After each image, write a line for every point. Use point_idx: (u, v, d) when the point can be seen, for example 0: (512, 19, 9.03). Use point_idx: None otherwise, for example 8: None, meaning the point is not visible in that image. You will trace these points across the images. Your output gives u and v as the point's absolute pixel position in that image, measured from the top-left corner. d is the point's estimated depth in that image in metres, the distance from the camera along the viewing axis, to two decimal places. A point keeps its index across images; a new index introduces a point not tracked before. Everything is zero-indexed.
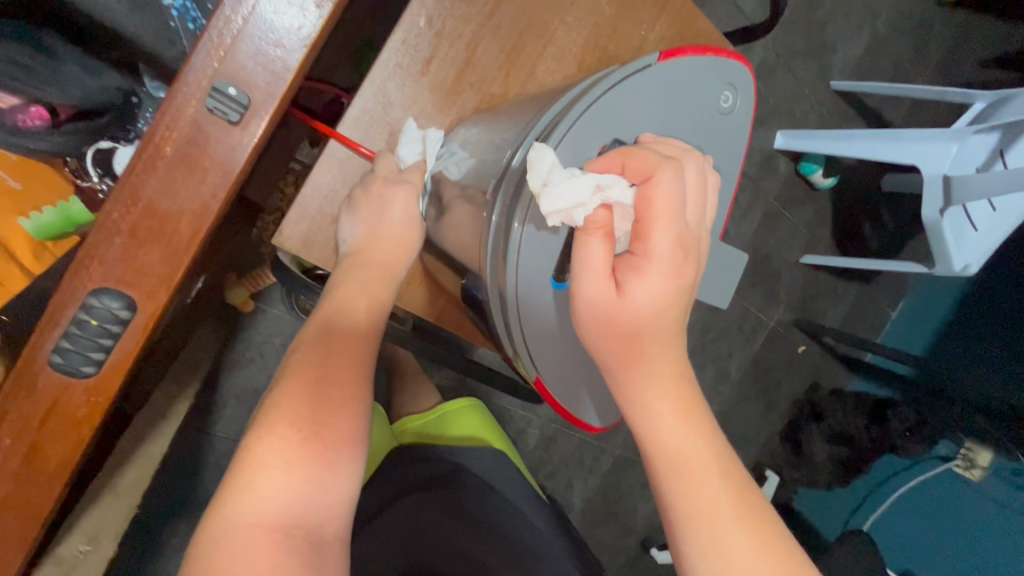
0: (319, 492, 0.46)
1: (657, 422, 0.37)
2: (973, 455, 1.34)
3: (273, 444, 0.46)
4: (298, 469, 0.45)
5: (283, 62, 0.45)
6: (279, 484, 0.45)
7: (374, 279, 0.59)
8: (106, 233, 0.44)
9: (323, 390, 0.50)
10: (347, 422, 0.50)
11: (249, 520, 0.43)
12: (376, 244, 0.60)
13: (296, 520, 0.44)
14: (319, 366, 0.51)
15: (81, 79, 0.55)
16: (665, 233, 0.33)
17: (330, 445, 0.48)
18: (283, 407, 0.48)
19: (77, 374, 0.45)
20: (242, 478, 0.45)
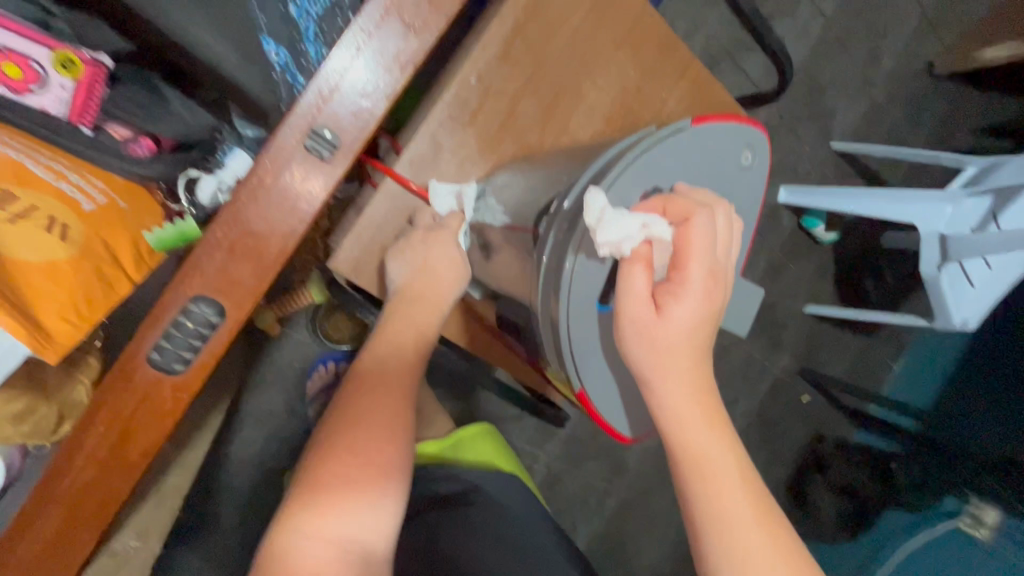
0: (370, 513, 0.50)
1: (688, 433, 0.43)
2: (980, 513, 1.19)
3: (330, 469, 0.51)
4: (351, 492, 0.50)
5: (370, 111, 0.53)
6: (336, 507, 0.49)
7: (420, 313, 0.65)
8: (209, 248, 0.51)
9: (370, 420, 0.54)
10: (388, 448, 0.54)
11: (310, 540, 0.48)
12: (426, 280, 0.67)
13: (349, 539, 0.49)
14: (367, 399, 0.56)
15: (184, 116, 0.63)
16: (700, 266, 0.39)
17: (377, 471, 0.52)
18: (336, 436, 0.53)
19: (169, 371, 0.51)
20: (302, 502, 0.49)
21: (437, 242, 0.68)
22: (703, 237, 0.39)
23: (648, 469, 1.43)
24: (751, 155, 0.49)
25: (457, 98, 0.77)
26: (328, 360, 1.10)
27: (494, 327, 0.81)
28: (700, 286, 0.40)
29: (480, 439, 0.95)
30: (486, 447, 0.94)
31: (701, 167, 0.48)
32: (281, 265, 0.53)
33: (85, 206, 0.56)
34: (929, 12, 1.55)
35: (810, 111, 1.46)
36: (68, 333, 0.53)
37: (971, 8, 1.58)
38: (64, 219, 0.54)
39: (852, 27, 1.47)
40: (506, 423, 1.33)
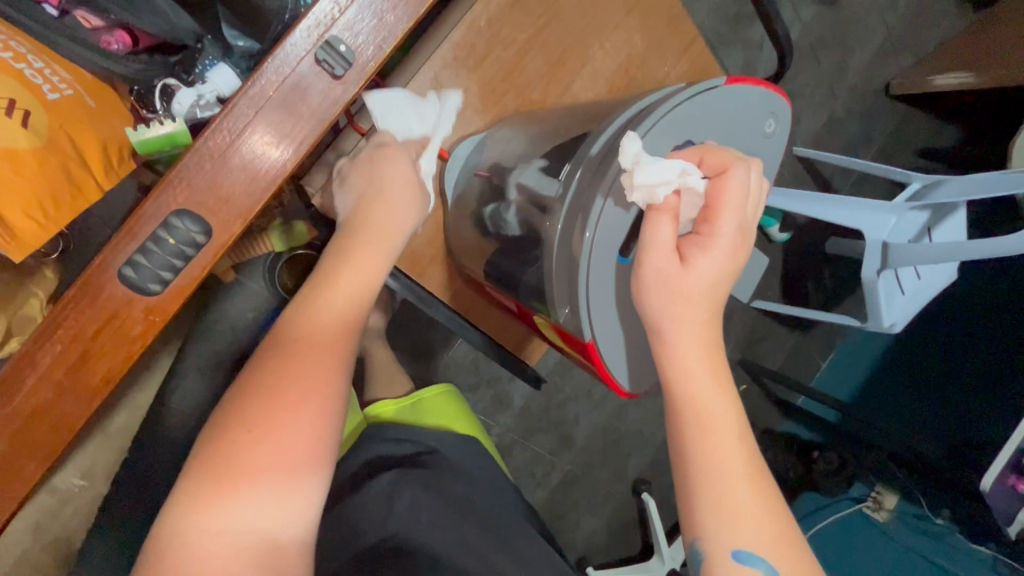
0: (282, 495, 0.42)
1: (693, 385, 0.43)
2: (882, 498, 1.42)
3: (229, 443, 0.43)
4: (255, 473, 0.42)
5: (391, 27, 0.49)
6: (233, 491, 0.41)
7: (364, 241, 0.56)
8: (199, 158, 0.46)
9: (282, 378, 0.46)
10: (311, 411, 0.45)
11: (198, 533, 0.40)
12: (373, 210, 0.59)
13: (250, 527, 0.41)
14: (282, 355, 0.47)
15: (165, 14, 0.56)
16: (730, 220, 0.40)
17: (289, 442, 0.43)
18: (242, 403, 0.44)
19: (142, 290, 0.46)
20: (193, 482, 0.42)
21: (387, 159, 0.62)
22: (737, 191, 0.39)
23: (594, 444, 1.46)
24: (774, 124, 0.50)
25: (464, 40, 0.73)
26: (282, 313, 1.03)
27: (477, 281, 0.78)
28: (728, 240, 0.40)
29: (440, 399, 0.90)
30: (445, 410, 0.89)
31: (725, 128, 0.48)
32: (278, 185, 0.49)
33: (49, 94, 0.51)
34: (894, 32, 1.61)
35: None
36: (35, 232, 0.51)
37: (932, 33, 1.65)
38: (26, 105, 0.49)
39: (825, 37, 1.52)
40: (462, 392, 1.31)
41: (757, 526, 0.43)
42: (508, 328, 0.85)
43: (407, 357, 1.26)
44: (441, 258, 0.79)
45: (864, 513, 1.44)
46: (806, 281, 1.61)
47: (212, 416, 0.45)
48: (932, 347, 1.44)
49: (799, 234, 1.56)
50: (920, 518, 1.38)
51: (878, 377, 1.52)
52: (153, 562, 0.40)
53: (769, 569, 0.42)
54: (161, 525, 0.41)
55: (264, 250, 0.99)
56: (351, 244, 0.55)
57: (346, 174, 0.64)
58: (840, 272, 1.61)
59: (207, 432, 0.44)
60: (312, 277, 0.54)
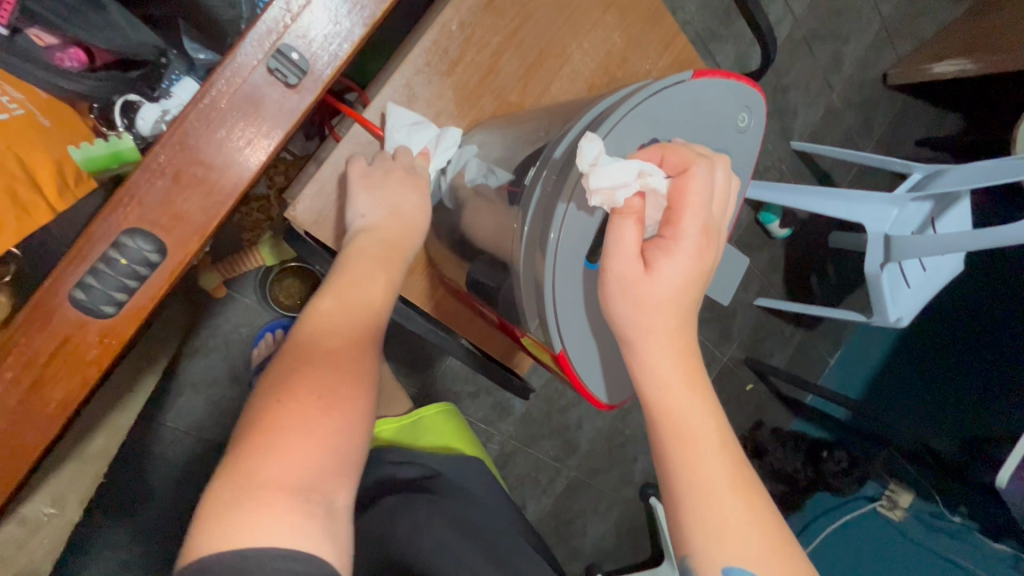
0: (337, 462, 0.42)
1: (668, 397, 0.41)
2: (896, 496, 1.39)
3: (291, 409, 0.42)
4: (316, 440, 0.41)
5: (344, 35, 0.47)
6: (299, 450, 0.40)
7: (390, 253, 0.58)
8: (150, 175, 0.45)
9: (332, 364, 0.46)
10: (359, 394, 0.46)
11: (264, 487, 0.38)
12: (396, 219, 0.60)
13: (311, 487, 0.39)
14: (328, 343, 0.49)
15: (124, 30, 0.55)
16: (694, 221, 0.38)
17: (347, 414, 0.44)
18: (301, 377, 0.45)
19: (95, 313, 0.45)
20: (248, 448, 0.40)
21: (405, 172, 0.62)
22: (700, 190, 0.37)
23: (598, 450, 1.44)
24: (747, 117, 0.48)
25: (436, 44, 0.72)
26: (275, 328, 1.01)
27: (458, 289, 0.76)
28: (692, 242, 0.38)
29: (439, 419, 0.88)
30: (446, 428, 0.87)
31: (693, 125, 0.45)
32: (236, 200, 0.47)
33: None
34: (890, 20, 1.57)
35: (775, 108, 1.45)
36: None
37: (928, 21, 1.62)
38: None
39: (821, 27, 1.47)
40: (460, 401, 1.28)
41: (745, 541, 0.40)
42: (493, 339, 0.82)
43: (402, 366, 1.23)
44: (423, 267, 0.76)
45: (878, 512, 1.40)
46: (810, 277, 1.58)
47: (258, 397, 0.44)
48: (948, 340, 1.43)
49: (800, 229, 1.52)
50: (935, 516, 1.35)
51: (890, 372, 1.51)
52: (214, 519, 0.37)
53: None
54: (214, 494, 0.38)
55: (254, 264, 0.95)
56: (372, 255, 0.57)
57: (369, 179, 0.63)
58: (845, 267, 1.57)
59: (258, 409, 0.43)
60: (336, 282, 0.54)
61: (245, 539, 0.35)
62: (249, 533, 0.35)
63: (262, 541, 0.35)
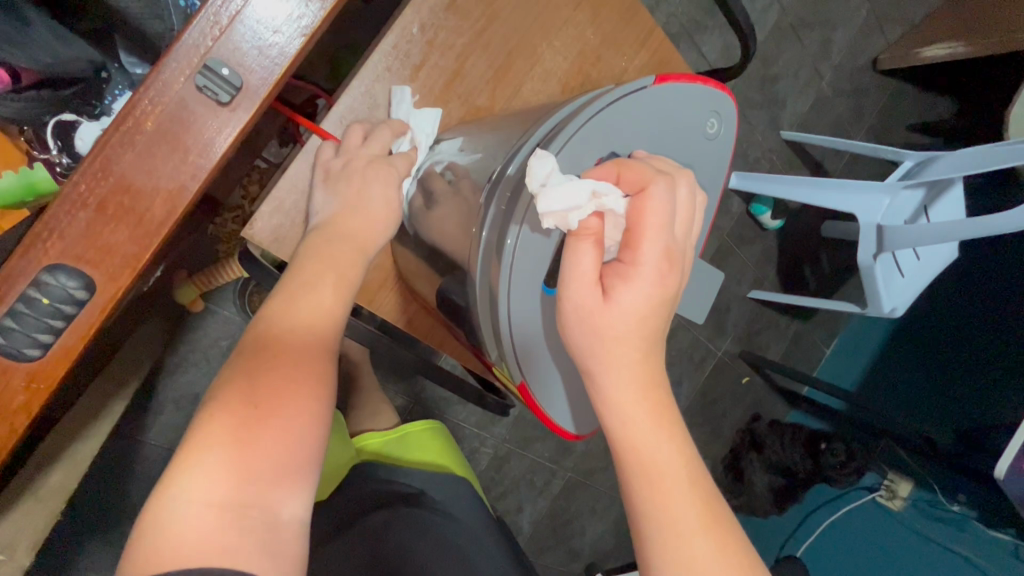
0: (281, 477, 0.40)
1: (632, 434, 0.38)
2: (895, 486, 1.39)
3: (227, 421, 0.41)
4: (246, 450, 0.40)
5: (280, 48, 0.44)
6: (229, 463, 0.39)
7: (344, 252, 0.53)
8: (70, 207, 0.41)
9: (276, 370, 0.44)
10: (306, 398, 0.44)
11: (195, 504, 0.37)
12: (351, 215, 0.55)
13: (247, 501, 0.38)
14: (272, 352, 0.45)
15: (53, 45, 0.51)
16: (654, 244, 0.35)
17: (287, 422, 0.42)
18: (239, 386, 0.43)
19: (18, 356, 0.41)
20: (181, 464, 0.39)
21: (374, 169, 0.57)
22: (659, 210, 0.34)
23: (593, 451, 1.41)
24: (717, 123, 0.45)
25: (396, 49, 0.68)
26: None
27: (429, 306, 0.72)
28: (653, 267, 0.35)
29: (426, 434, 0.86)
30: (432, 445, 0.84)
31: (657, 134, 0.42)
32: (171, 230, 0.44)
33: None
34: (879, 4, 1.53)
35: (762, 98, 1.42)
36: None
37: (917, 4, 1.58)
38: None
39: (807, 14, 1.43)
40: (449, 407, 1.25)
41: None
42: (466, 355, 0.77)
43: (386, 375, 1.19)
44: (393, 283, 0.73)
45: (877, 503, 1.41)
46: (803, 268, 1.54)
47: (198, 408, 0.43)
48: (942, 330, 1.41)
49: (791, 220, 1.49)
50: (933, 505, 1.36)
51: (883, 364, 1.49)
52: (148, 535, 0.36)
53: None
54: (150, 509, 0.37)
55: (230, 278, 0.88)
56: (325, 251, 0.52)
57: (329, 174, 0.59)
58: (839, 257, 1.54)
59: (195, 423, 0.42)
60: (292, 283, 0.50)
61: (172, 557, 0.35)
62: (174, 553, 0.35)
63: (193, 560, 0.35)
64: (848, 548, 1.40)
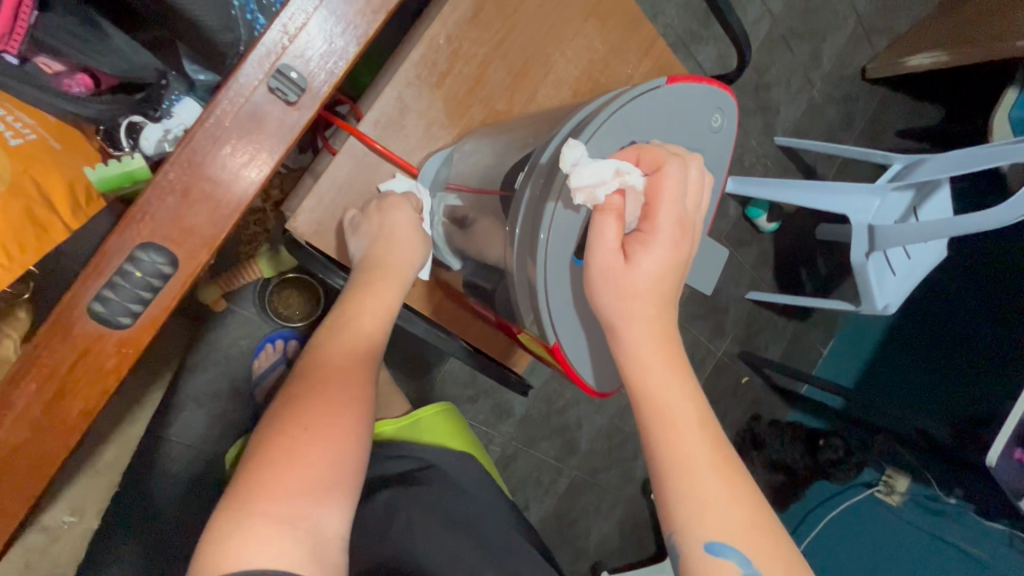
0: (329, 489, 0.45)
1: (650, 381, 0.43)
2: (893, 482, 1.43)
3: (282, 440, 0.46)
4: (298, 468, 0.44)
5: (340, 54, 0.50)
6: (287, 479, 0.44)
7: (379, 285, 0.60)
8: (160, 192, 0.47)
9: (324, 393, 0.50)
10: (349, 421, 0.49)
11: (256, 518, 0.41)
12: (383, 251, 0.63)
13: (300, 514, 0.42)
14: (324, 381, 0.51)
15: (127, 54, 0.58)
16: (669, 215, 0.41)
17: (334, 442, 0.47)
18: (293, 410, 0.48)
19: (112, 324, 0.47)
20: (242, 481, 0.44)
21: (393, 206, 0.65)
22: (673, 186, 0.41)
23: (598, 448, 1.46)
24: (721, 118, 0.52)
25: (425, 58, 0.75)
26: (275, 339, 1.03)
27: (458, 292, 0.79)
28: (668, 235, 0.41)
29: (437, 418, 0.87)
30: (443, 429, 0.86)
31: (669, 126, 0.49)
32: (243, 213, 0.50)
33: (11, 140, 0.51)
34: (865, 17, 1.61)
35: (756, 106, 1.49)
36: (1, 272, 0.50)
37: (900, 16, 1.67)
38: None
39: (797, 27, 1.51)
40: (460, 404, 1.30)
41: (727, 516, 0.43)
42: (491, 338, 0.84)
43: (401, 373, 1.24)
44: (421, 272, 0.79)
45: (875, 498, 1.45)
46: (798, 269, 1.61)
47: (256, 430, 0.49)
48: (932, 329, 1.47)
49: (785, 223, 1.56)
50: (931, 499, 1.40)
51: (877, 362, 1.55)
52: (212, 546, 0.41)
53: (741, 556, 0.42)
54: (216, 521, 0.42)
55: (252, 278, 0.98)
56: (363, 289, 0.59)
57: (359, 220, 0.68)
58: (832, 258, 1.60)
59: (254, 444, 0.47)
60: (333, 320, 0.57)
61: (235, 564, 0.39)
62: (238, 559, 0.39)
63: (257, 565, 0.39)
64: (847, 547, 1.44)
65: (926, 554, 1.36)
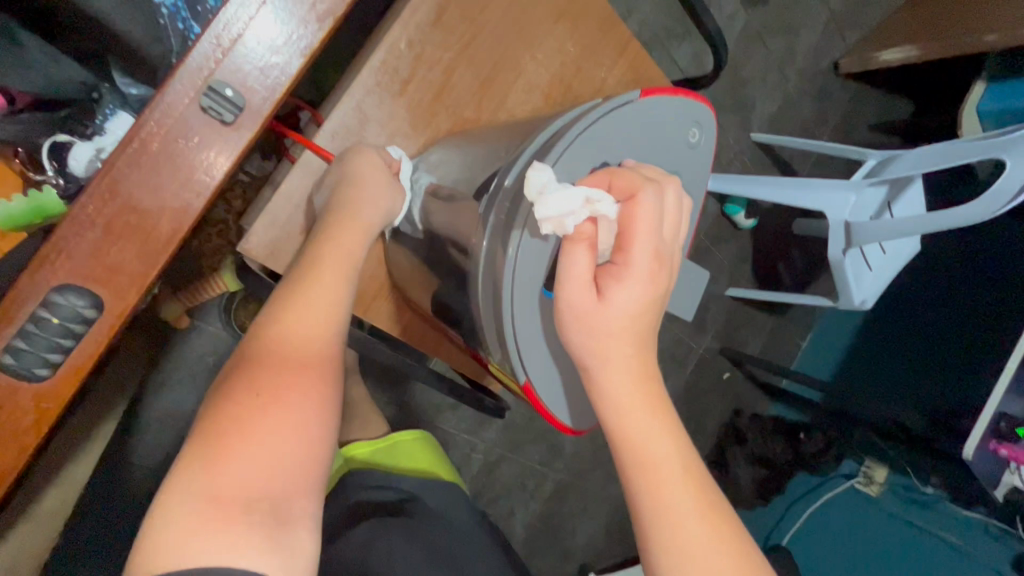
0: (293, 466, 0.39)
1: (628, 426, 0.40)
2: (872, 472, 1.46)
3: (231, 411, 0.39)
4: (249, 439, 0.38)
5: (281, 68, 0.45)
6: (238, 454, 0.37)
7: (344, 229, 0.54)
8: (78, 227, 0.42)
9: (279, 352, 0.44)
10: (312, 382, 0.43)
11: (206, 500, 0.35)
12: (353, 192, 0.58)
13: (255, 495, 0.37)
14: (281, 337, 0.45)
15: (47, 68, 0.52)
16: (644, 246, 0.37)
17: (294, 408, 0.41)
18: (243, 376, 0.42)
19: (29, 376, 0.42)
20: (187, 459, 0.38)
21: (358, 154, 0.61)
22: (649, 215, 0.37)
23: (583, 451, 1.44)
24: (698, 133, 0.48)
25: (385, 64, 0.70)
26: None
27: (425, 313, 0.74)
28: (644, 268, 0.38)
29: (415, 443, 0.87)
30: (422, 454, 0.86)
31: (643, 143, 0.45)
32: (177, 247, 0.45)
33: None
34: (838, 11, 1.61)
35: (732, 103, 1.47)
36: None
37: (873, 11, 1.67)
38: None
39: (771, 22, 1.49)
40: (439, 414, 1.25)
41: (713, 568, 0.40)
42: (461, 359, 0.79)
43: (377, 384, 1.20)
44: (388, 292, 0.74)
45: (856, 489, 1.47)
46: (777, 265, 1.60)
47: (207, 399, 0.42)
48: (909, 316, 1.48)
49: (764, 219, 1.55)
50: (908, 489, 1.41)
51: (858, 351, 1.55)
52: (153, 536, 0.35)
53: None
54: (155, 510, 0.36)
55: (215, 292, 0.91)
56: (326, 235, 0.53)
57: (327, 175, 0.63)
58: (811, 254, 1.60)
59: (202, 415, 0.41)
60: (296, 268, 0.51)
61: (181, 557, 0.33)
62: (183, 552, 0.33)
63: (204, 559, 0.34)
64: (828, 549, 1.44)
65: (909, 546, 1.36)
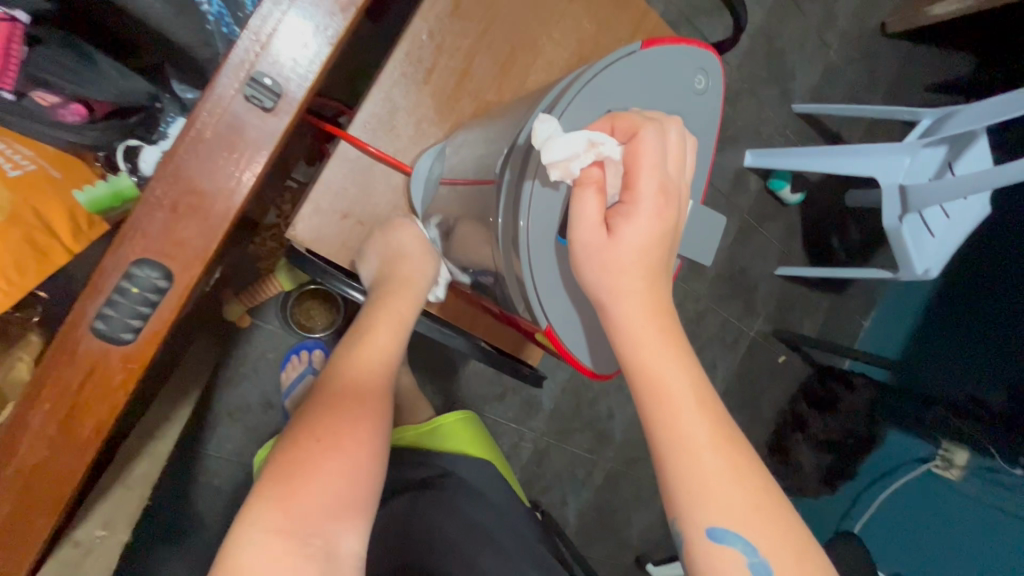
0: (345, 504, 0.44)
1: (643, 355, 0.42)
2: (951, 455, 1.29)
3: (296, 448, 0.45)
4: (311, 479, 0.43)
5: (311, 56, 0.50)
6: (303, 491, 0.43)
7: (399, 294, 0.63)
8: (150, 209, 0.48)
9: (338, 405, 0.50)
10: (365, 432, 0.49)
11: (271, 530, 0.41)
12: (401, 263, 0.67)
13: (312, 530, 0.42)
14: (340, 394, 0.51)
15: (115, 80, 0.61)
16: (650, 181, 0.39)
17: (351, 454, 0.46)
18: (309, 422, 0.48)
19: (116, 340, 0.48)
20: (261, 490, 0.44)
21: (398, 227, 0.70)
22: (652, 151, 0.39)
23: (632, 438, 1.44)
24: (705, 79, 0.50)
25: (409, 55, 0.75)
26: (301, 350, 1.04)
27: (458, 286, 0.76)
28: (650, 203, 0.40)
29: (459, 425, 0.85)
30: (466, 437, 0.84)
31: (650, 92, 0.47)
32: (232, 223, 0.51)
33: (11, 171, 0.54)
34: None
35: (770, 74, 1.43)
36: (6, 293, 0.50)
37: None
38: None
39: None
40: (488, 404, 1.28)
41: (729, 496, 0.41)
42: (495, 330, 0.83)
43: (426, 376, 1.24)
44: None
45: (933, 473, 1.32)
46: (829, 240, 1.54)
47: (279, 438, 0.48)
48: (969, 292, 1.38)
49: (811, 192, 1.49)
50: (995, 472, 1.22)
51: (920, 332, 1.46)
52: (227, 558, 0.40)
53: (746, 544, 0.40)
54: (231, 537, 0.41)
55: (273, 291, 0.99)
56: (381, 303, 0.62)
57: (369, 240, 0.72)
58: (866, 226, 1.52)
59: (275, 453, 0.47)
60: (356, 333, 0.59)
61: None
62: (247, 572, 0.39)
63: None
64: (904, 536, 1.33)
65: (993, 529, 1.19)
